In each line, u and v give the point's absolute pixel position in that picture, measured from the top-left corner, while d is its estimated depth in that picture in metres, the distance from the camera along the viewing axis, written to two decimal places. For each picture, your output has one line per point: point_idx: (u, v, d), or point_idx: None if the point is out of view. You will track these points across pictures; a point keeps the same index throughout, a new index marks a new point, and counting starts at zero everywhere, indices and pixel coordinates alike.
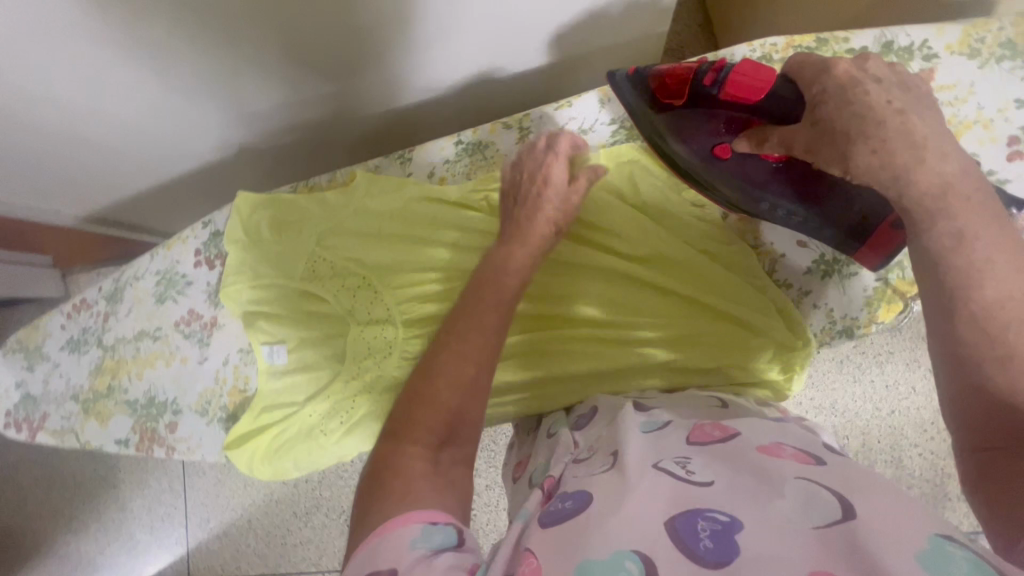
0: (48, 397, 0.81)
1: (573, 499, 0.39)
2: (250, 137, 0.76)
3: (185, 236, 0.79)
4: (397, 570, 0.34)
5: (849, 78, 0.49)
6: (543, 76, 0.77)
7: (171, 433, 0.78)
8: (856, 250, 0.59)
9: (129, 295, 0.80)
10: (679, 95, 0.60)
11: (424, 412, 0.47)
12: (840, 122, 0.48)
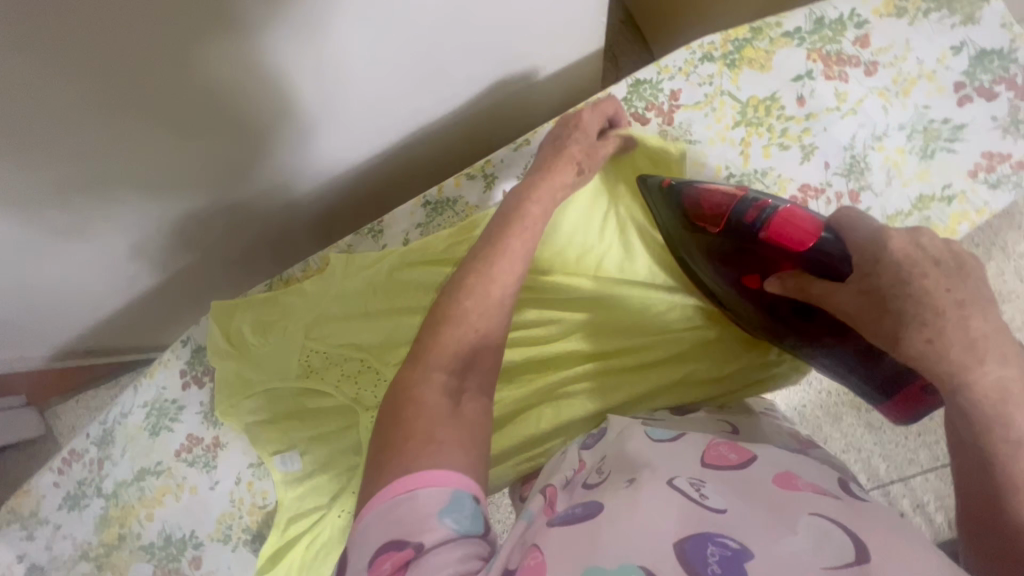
0: (56, 563, 0.76)
1: (585, 505, 0.40)
2: (213, 246, 0.74)
3: (165, 359, 0.76)
4: (424, 545, 0.38)
5: (907, 254, 0.47)
6: (490, 118, 0.77)
7: (196, 569, 0.73)
8: (883, 402, 0.58)
9: (121, 436, 0.76)
10: (716, 223, 0.58)
11: (449, 342, 0.49)
12: (901, 304, 0.46)
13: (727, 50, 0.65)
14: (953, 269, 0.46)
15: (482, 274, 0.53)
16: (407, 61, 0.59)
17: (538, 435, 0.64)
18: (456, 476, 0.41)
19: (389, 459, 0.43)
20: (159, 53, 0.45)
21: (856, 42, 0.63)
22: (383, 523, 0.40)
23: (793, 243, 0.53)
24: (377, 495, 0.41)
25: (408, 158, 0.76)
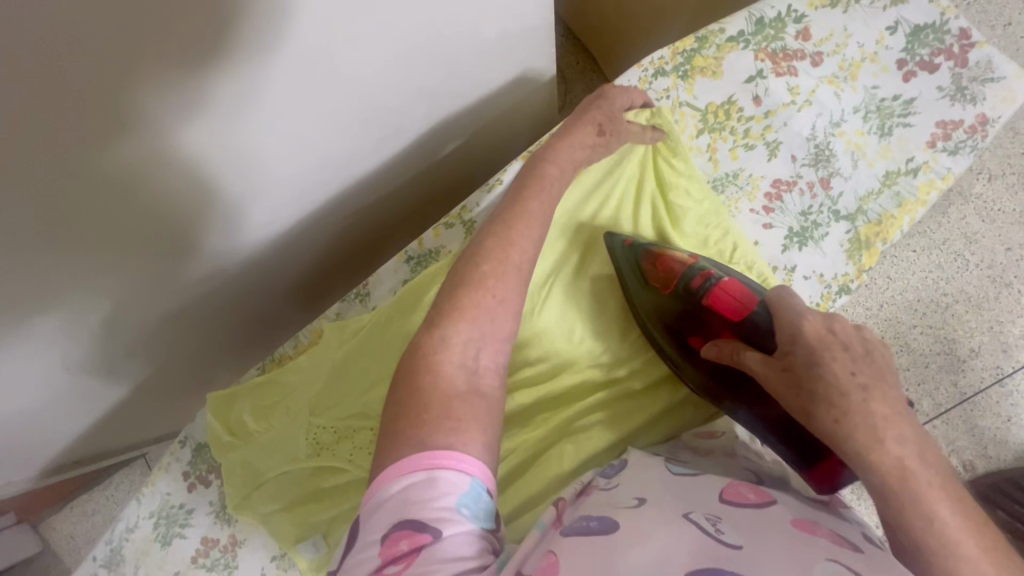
0: None
1: (599, 519, 0.43)
2: (195, 325, 0.73)
3: (166, 462, 0.73)
4: (443, 531, 0.39)
5: (821, 334, 0.49)
6: (451, 158, 0.78)
7: None
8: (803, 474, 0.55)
9: (130, 553, 0.72)
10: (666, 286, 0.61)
11: (467, 309, 0.50)
12: (814, 380, 0.47)
13: (677, 63, 0.66)
14: (864, 354, 0.48)
15: (497, 242, 0.53)
16: (346, 114, 0.57)
17: (563, 475, 0.61)
18: (477, 471, 0.42)
19: (403, 428, 0.44)
20: (80, 161, 0.43)
21: (798, 37, 0.65)
22: (397, 502, 0.41)
23: (725, 311, 0.57)
24: (391, 468, 0.42)
25: (378, 209, 0.77)
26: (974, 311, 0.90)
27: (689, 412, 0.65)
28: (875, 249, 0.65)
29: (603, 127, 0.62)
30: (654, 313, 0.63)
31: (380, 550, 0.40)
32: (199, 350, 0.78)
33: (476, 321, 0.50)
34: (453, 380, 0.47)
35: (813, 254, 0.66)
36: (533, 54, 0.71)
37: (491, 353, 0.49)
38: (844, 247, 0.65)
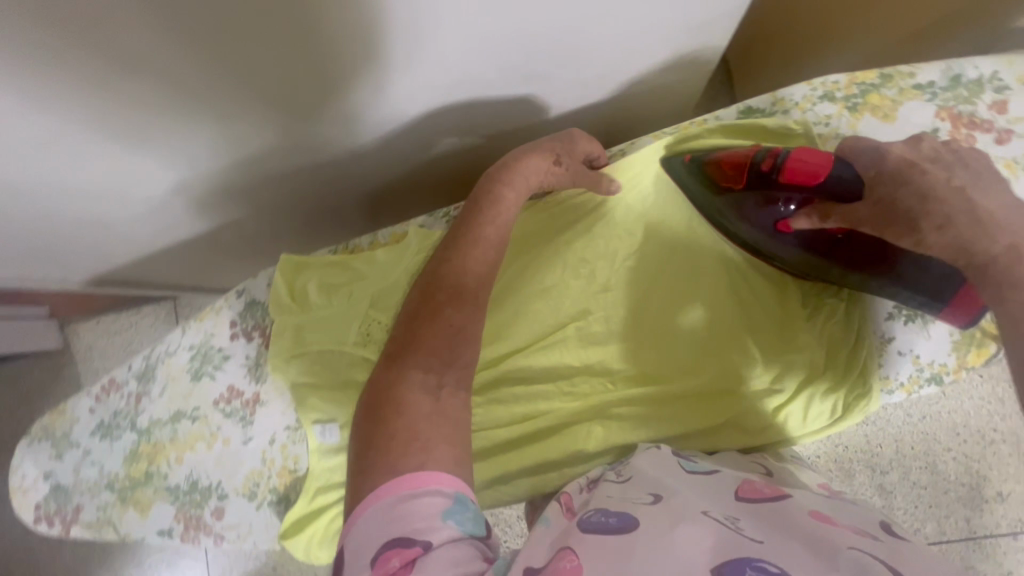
0: (81, 486, 0.76)
1: (617, 515, 0.43)
2: (284, 194, 0.75)
3: (217, 306, 0.76)
4: (432, 545, 0.39)
5: (908, 158, 0.51)
6: (575, 111, 0.77)
7: (218, 519, 0.73)
8: (941, 312, 0.57)
9: (164, 374, 0.76)
10: (737, 181, 0.61)
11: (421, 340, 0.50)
12: (906, 195, 0.49)
13: (850, 93, 0.63)
14: (952, 162, 0.50)
15: (446, 275, 0.53)
16: (515, 28, 0.55)
17: (584, 453, 0.63)
18: (447, 479, 0.43)
19: (372, 464, 0.44)
20: None
21: (992, 107, 0.60)
22: (380, 524, 0.41)
23: (804, 178, 0.56)
24: (368, 499, 0.42)
25: (489, 136, 0.77)
26: (970, 431, 0.97)
27: (730, 436, 0.61)
28: (986, 348, 0.62)
29: (561, 159, 0.62)
30: (730, 217, 0.63)
31: (370, 573, 0.39)
32: (276, 212, 0.81)
33: (434, 347, 0.49)
34: (418, 409, 0.46)
35: (917, 334, 0.62)
36: (702, 39, 0.68)
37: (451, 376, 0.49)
38: (953, 337, 0.62)
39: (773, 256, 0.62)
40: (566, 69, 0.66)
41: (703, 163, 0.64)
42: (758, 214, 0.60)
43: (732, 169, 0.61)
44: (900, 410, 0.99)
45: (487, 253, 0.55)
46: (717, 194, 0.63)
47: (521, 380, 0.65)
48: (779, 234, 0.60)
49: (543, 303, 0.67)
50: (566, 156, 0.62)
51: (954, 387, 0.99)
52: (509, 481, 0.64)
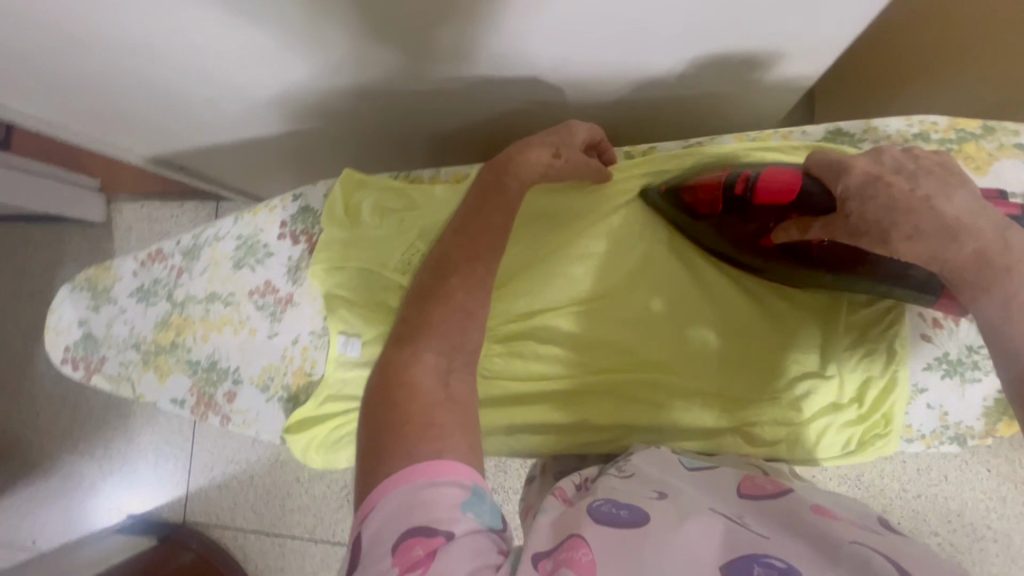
0: (110, 340, 0.80)
1: (620, 507, 0.47)
2: (365, 99, 0.77)
3: (273, 204, 0.78)
4: (455, 535, 0.41)
5: (873, 173, 0.49)
6: (657, 95, 0.77)
7: (229, 402, 0.76)
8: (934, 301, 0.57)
9: (208, 255, 0.79)
10: (714, 205, 0.61)
11: (431, 326, 0.52)
12: (870, 208, 0.48)
13: (947, 137, 0.62)
14: (917, 172, 0.48)
15: (453, 267, 0.56)
16: None
17: (593, 424, 0.66)
18: (457, 469, 0.44)
19: (385, 448, 0.46)
20: None
21: None
22: (401, 513, 0.42)
23: (778, 196, 0.55)
24: (386, 487, 0.43)
25: (568, 99, 0.78)
26: (962, 519, 0.97)
27: (732, 441, 0.63)
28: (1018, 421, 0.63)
29: (561, 151, 0.61)
30: (713, 240, 0.63)
31: (393, 561, 0.40)
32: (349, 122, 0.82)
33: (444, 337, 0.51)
34: (430, 393, 0.48)
35: (952, 393, 0.62)
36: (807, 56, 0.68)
37: (458, 366, 0.51)
38: (987, 403, 0.62)
39: (764, 269, 0.62)
40: (670, 46, 0.65)
41: (677, 190, 0.64)
42: (741, 234, 0.60)
43: (705, 196, 0.61)
44: (898, 482, 0.98)
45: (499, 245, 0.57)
46: (696, 217, 0.63)
47: (546, 342, 0.67)
48: (763, 252, 0.60)
49: (585, 274, 0.67)
50: (567, 149, 0.62)
51: (955, 473, 0.99)
52: (516, 432, 0.68)
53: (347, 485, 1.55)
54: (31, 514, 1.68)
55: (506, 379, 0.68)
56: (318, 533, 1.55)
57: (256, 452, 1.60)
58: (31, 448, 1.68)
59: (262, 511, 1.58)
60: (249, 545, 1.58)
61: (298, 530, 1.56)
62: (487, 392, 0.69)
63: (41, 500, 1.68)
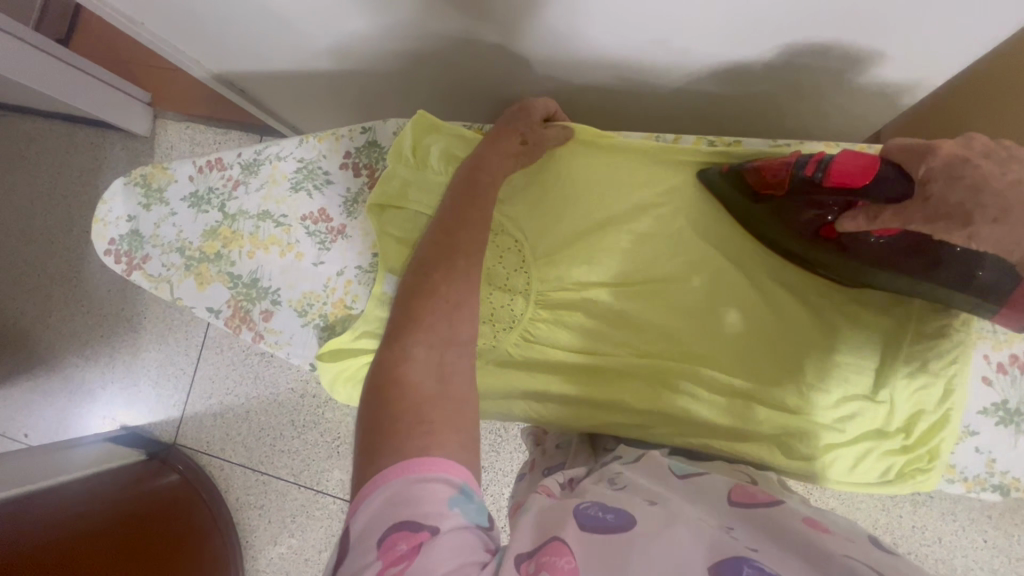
0: (156, 240, 0.80)
1: (612, 514, 0.47)
2: (453, 43, 0.76)
3: (340, 133, 0.77)
4: (441, 530, 0.41)
5: (961, 156, 0.49)
6: (742, 95, 0.77)
7: (264, 320, 0.75)
8: (992, 313, 0.55)
9: (267, 173, 0.79)
10: (782, 186, 0.59)
11: (422, 323, 0.54)
12: (955, 190, 0.48)
13: None
14: (1006, 160, 0.49)
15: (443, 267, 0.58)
16: None
17: (626, 408, 0.65)
18: (445, 464, 0.45)
19: (378, 444, 0.47)
20: None
21: None
22: (386, 508, 0.43)
23: (850, 179, 0.53)
24: (377, 480, 0.45)
25: (652, 82, 0.78)
26: None
27: (766, 448, 0.62)
28: None
29: (526, 137, 0.66)
30: (772, 228, 0.62)
31: (378, 556, 0.41)
32: (428, 64, 0.82)
33: (434, 330, 0.54)
34: (422, 389, 0.50)
35: (1005, 439, 0.66)
36: (908, 75, 0.68)
37: (450, 360, 0.53)
38: None
39: (822, 263, 0.61)
40: (777, 39, 0.64)
41: (740, 170, 0.62)
42: (804, 222, 0.59)
43: (771, 178, 0.59)
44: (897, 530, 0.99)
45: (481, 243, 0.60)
46: (757, 201, 0.61)
47: (597, 320, 0.68)
48: (832, 243, 0.58)
49: (643, 257, 0.68)
50: (529, 134, 0.65)
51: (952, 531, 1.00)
52: (546, 401, 0.68)
53: (339, 436, 1.56)
54: (25, 409, 1.69)
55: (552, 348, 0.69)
56: (302, 478, 1.56)
57: (257, 387, 1.61)
58: (35, 345, 1.69)
59: (254, 445, 1.59)
60: (233, 478, 1.59)
61: (284, 472, 1.57)
62: (526, 354, 0.69)
63: (37, 397, 1.68)
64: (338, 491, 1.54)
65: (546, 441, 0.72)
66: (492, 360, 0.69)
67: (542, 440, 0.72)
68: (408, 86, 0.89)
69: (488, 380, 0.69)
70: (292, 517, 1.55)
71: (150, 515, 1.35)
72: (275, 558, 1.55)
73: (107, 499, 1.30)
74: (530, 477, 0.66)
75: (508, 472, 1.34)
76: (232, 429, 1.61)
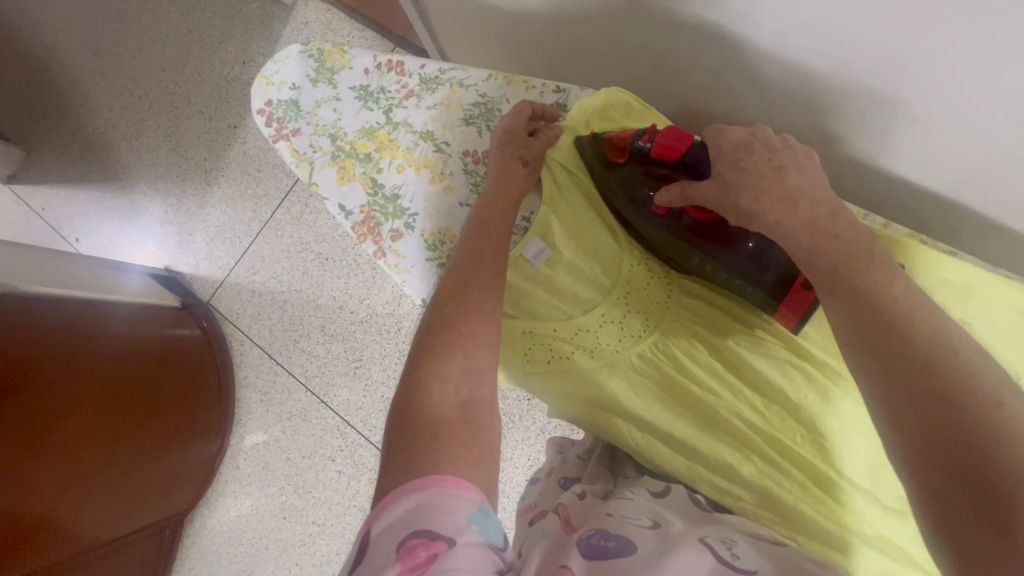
0: (312, 118, 0.77)
1: (616, 541, 0.47)
2: (677, 38, 0.71)
3: (533, 85, 0.74)
4: (456, 543, 0.39)
5: (742, 140, 0.55)
6: (932, 201, 0.71)
7: (391, 239, 0.74)
8: (773, 309, 0.62)
9: (444, 95, 0.76)
10: (622, 155, 0.67)
11: (439, 352, 0.52)
12: (731, 170, 0.54)
13: None
14: (779, 148, 0.54)
15: (473, 288, 0.57)
16: None
17: (733, 473, 0.60)
18: (453, 484, 0.42)
19: (399, 461, 0.45)
20: None
21: None
22: (404, 518, 0.41)
23: (671, 149, 0.62)
24: (399, 490, 0.43)
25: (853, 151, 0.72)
26: None
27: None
28: None
29: (528, 160, 0.69)
30: (614, 192, 0.68)
31: (396, 562, 0.39)
32: (636, 48, 0.77)
33: (450, 360, 0.52)
34: (443, 414, 0.48)
35: None
36: None
37: (456, 383, 0.51)
38: None
39: (653, 241, 0.67)
40: None
41: (600, 140, 0.69)
42: (642, 195, 0.65)
43: (620, 145, 0.67)
44: None
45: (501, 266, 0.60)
46: (607, 167, 0.68)
47: (734, 372, 0.63)
48: (654, 216, 0.65)
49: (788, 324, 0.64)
50: (530, 156, 0.69)
51: None
52: (645, 430, 0.63)
53: (361, 357, 1.56)
54: (78, 215, 1.69)
55: (676, 380, 0.63)
56: (313, 383, 1.57)
57: (303, 282, 1.61)
58: (111, 160, 1.69)
59: (283, 335, 1.60)
60: (250, 356, 1.61)
61: (298, 370, 1.58)
62: (642, 368, 0.65)
63: (94, 209, 1.69)
64: (340, 409, 1.55)
65: (568, 449, 0.79)
66: (603, 362, 0.65)
67: (564, 451, 0.77)
68: (598, 61, 0.85)
69: (594, 384, 0.65)
70: (289, 414, 1.57)
71: (163, 361, 1.34)
72: (259, 444, 1.57)
73: (116, 326, 1.25)
74: (546, 481, 0.71)
75: (506, 458, 1.32)
76: (266, 312, 1.61)
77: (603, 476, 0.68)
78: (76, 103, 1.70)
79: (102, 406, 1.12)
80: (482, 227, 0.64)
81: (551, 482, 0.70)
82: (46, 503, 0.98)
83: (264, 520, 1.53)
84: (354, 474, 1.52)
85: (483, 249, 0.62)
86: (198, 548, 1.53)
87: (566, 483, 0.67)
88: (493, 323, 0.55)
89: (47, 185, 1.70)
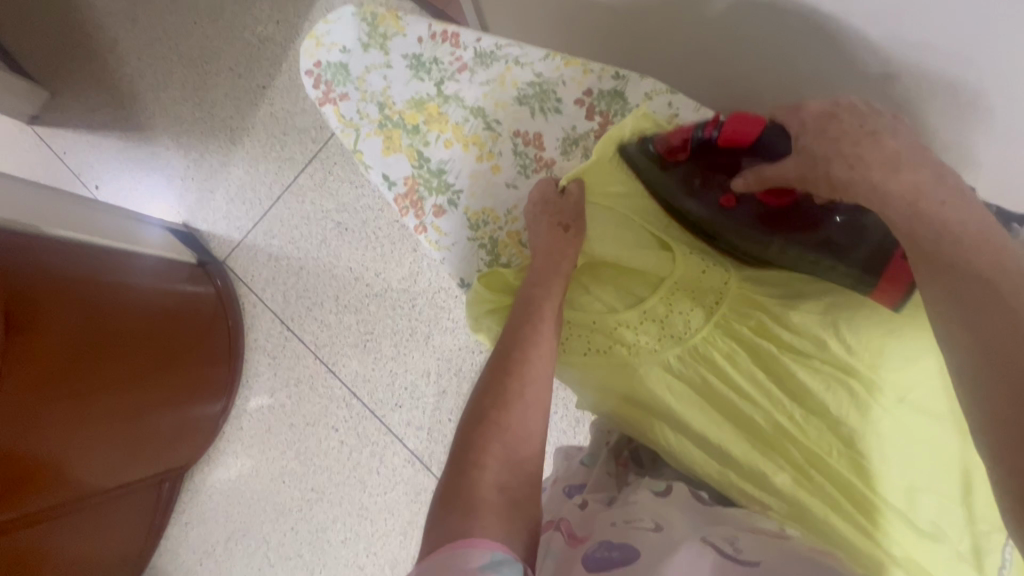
0: (360, 83, 0.76)
1: (619, 550, 0.50)
2: None
3: (592, 66, 0.73)
4: None
5: (826, 110, 0.55)
6: None
7: (433, 215, 0.74)
8: (870, 287, 0.57)
9: (499, 72, 0.74)
10: (683, 151, 0.68)
11: (483, 440, 0.54)
12: (820, 144, 0.54)
13: None
14: (868, 114, 0.54)
15: (517, 374, 0.59)
16: None
17: (764, 481, 0.59)
18: (475, 542, 0.45)
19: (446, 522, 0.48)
20: None
21: None
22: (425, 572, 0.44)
23: (740, 135, 0.63)
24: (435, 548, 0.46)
25: None
26: None
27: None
28: None
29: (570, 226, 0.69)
30: (678, 191, 0.68)
31: None
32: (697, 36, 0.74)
33: (489, 443, 0.54)
34: (487, 497, 0.50)
35: None
36: None
37: (498, 467, 0.53)
38: None
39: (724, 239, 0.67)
40: None
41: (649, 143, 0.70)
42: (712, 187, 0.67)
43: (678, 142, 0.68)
44: None
45: (543, 341, 0.61)
46: (666, 165, 0.69)
47: (774, 379, 0.61)
48: (728, 209, 0.66)
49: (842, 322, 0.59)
50: (572, 221, 0.69)
51: None
52: (676, 428, 0.63)
53: (372, 330, 1.56)
54: (100, 163, 1.68)
55: (713, 384, 0.62)
56: (322, 351, 1.57)
57: (321, 250, 1.60)
58: (136, 110, 1.67)
59: (297, 301, 1.59)
60: (261, 319, 1.60)
61: (308, 337, 1.58)
62: (681, 367, 0.63)
63: (116, 158, 1.68)
64: (348, 380, 1.55)
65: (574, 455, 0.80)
66: (644, 354, 0.64)
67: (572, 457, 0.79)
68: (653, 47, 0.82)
69: (632, 377, 0.64)
70: (296, 380, 1.57)
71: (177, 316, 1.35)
72: (263, 407, 1.58)
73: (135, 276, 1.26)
74: (553, 489, 0.73)
75: None
76: (282, 276, 1.61)
77: (611, 484, 0.69)
78: (105, 49, 1.68)
79: (113, 357, 1.12)
80: (523, 302, 0.65)
81: (558, 490, 0.72)
82: (49, 447, 1.00)
83: (263, 483, 1.54)
84: (356, 445, 1.53)
85: (523, 323, 0.63)
86: (196, 502, 1.55)
87: (573, 492, 0.69)
88: (534, 413, 0.57)
89: (70, 129, 1.68)
